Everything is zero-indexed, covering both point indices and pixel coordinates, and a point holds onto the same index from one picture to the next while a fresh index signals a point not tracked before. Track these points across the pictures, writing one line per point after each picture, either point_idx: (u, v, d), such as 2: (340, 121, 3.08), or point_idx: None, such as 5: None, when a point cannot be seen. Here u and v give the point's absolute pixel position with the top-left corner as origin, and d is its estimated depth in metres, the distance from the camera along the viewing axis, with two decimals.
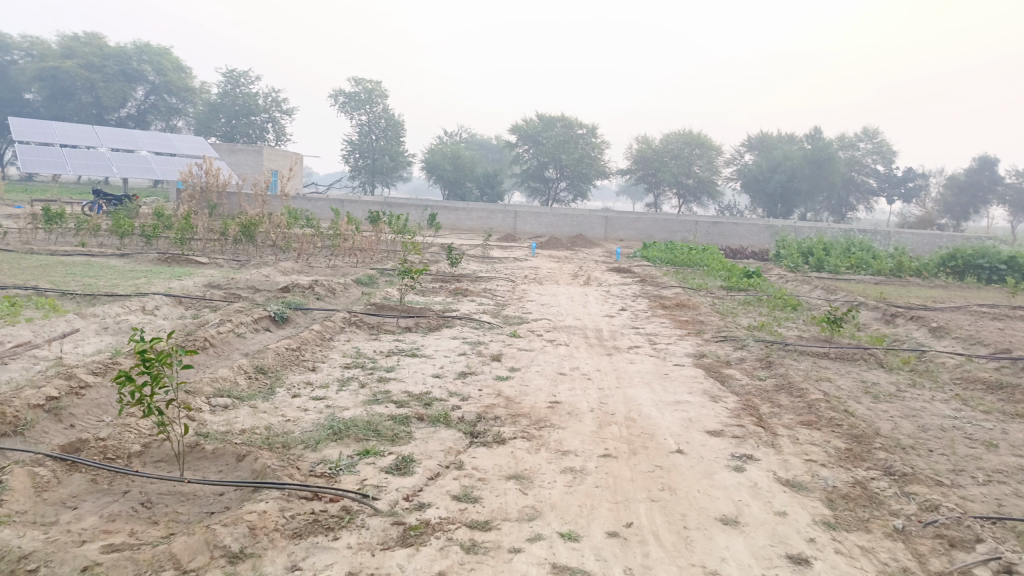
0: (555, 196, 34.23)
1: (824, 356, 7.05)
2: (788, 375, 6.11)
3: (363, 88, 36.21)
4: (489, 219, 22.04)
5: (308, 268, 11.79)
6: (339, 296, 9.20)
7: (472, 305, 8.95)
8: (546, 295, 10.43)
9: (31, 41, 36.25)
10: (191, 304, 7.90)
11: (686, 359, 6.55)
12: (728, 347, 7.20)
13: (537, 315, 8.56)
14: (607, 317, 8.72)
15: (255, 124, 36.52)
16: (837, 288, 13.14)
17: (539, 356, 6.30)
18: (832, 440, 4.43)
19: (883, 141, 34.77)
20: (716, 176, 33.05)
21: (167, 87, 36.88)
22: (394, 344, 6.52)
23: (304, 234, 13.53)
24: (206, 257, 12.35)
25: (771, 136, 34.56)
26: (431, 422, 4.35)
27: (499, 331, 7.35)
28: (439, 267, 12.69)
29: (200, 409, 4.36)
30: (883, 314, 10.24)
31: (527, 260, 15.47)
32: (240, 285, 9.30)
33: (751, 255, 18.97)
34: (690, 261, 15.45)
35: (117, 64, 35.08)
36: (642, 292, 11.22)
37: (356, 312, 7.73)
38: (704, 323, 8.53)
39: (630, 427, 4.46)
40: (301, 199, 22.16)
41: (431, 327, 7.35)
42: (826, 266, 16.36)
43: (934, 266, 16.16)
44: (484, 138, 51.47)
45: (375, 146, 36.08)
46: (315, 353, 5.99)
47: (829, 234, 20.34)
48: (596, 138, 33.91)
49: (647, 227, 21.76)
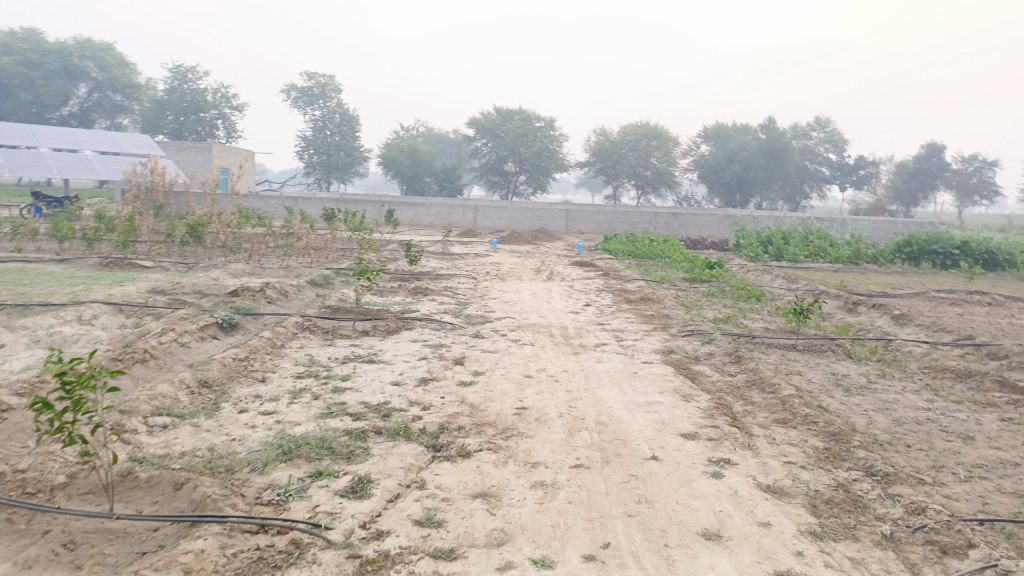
0: (514, 190, 33.99)
1: (792, 349, 6.94)
2: (758, 369, 5.97)
3: (316, 83, 35.44)
4: (448, 215, 21.70)
5: (261, 270, 11.33)
6: (293, 299, 8.81)
7: (432, 305, 8.65)
8: (509, 292, 10.17)
9: None
10: (132, 312, 7.46)
11: (654, 356, 6.36)
12: (696, 341, 7.04)
13: (499, 313, 8.30)
14: (572, 313, 8.50)
15: (205, 121, 35.49)
16: (798, 277, 13.16)
17: (503, 358, 6.04)
18: (810, 439, 4.27)
19: (835, 130, 35.29)
20: (673, 167, 33.20)
21: (111, 84, 35.60)
22: (350, 350, 6.20)
23: (255, 234, 13.04)
24: (151, 260, 11.81)
25: (727, 126, 34.82)
26: (389, 436, 4.06)
27: (460, 331, 7.07)
28: (397, 266, 12.34)
29: (136, 431, 4.00)
30: (845, 303, 10.24)
31: (488, 255, 15.20)
32: (186, 290, 8.84)
33: (711, 246, 19.00)
34: (651, 253, 15.35)
35: (57, 61, 33.72)
36: (605, 286, 11.05)
37: (310, 316, 7.37)
38: (670, 317, 8.37)
39: (602, 433, 4.24)
40: (253, 198, 21.49)
41: (389, 329, 7.03)
42: (785, 254, 16.44)
43: (890, 253, 16.35)
44: (441, 132, 50.91)
45: (331, 142, 35.38)
46: (265, 363, 5.64)
47: (787, 223, 20.50)
48: (554, 130, 33.73)
49: (607, 219, 21.65)
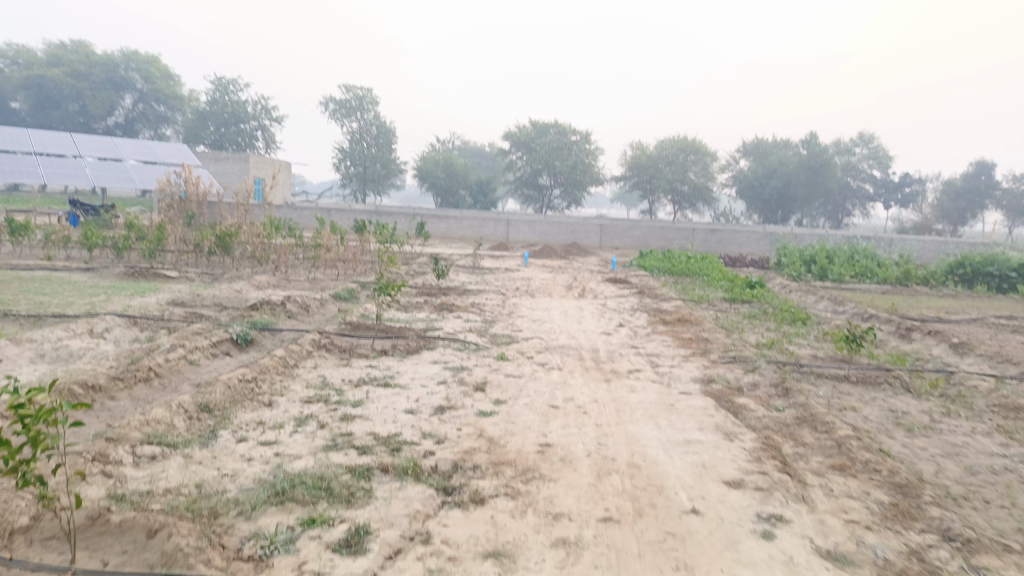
0: (548, 204, 33.62)
1: (845, 381, 6.39)
2: (808, 404, 5.43)
3: (354, 95, 35.55)
4: (480, 228, 21.38)
5: (286, 282, 11.08)
6: (313, 313, 8.50)
7: (456, 322, 8.26)
8: (538, 310, 9.74)
9: (16, 49, 35.47)
10: (147, 325, 7.19)
11: (692, 385, 5.86)
12: (738, 369, 6.52)
13: (527, 333, 7.87)
14: (603, 334, 8.02)
15: (245, 132, 35.86)
16: (844, 299, 12.51)
17: (528, 384, 5.60)
18: (873, 492, 3.76)
19: (879, 147, 34.20)
20: (711, 182, 32.52)
21: (155, 95, 36.20)
22: (366, 371, 5.82)
23: (283, 244, 12.83)
24: (177, 270, 11.64)
25: (766, 141, 34.02)
26: (396, 476, 3.65)
27: (484, 353, 6.65)
28: (425, 280, 12.00)
29: (120, 462, 3.65)
30: (897, 328, 9.60)
31: (519, 270, 14.78)
32: (206, 302, 8.59)
33: (750, 264, 18.36)
34: (688, 270, 14.82)
35: (104, 72, 34.38)
36: (640, 305, 10.57)
37: (328, 333, 7.03)
38: (709, 340, 7.85)
39: (634, 478, 3.78)
40: (285, 209, 21.42)
41: (409, 349, 6.63)
42: (829, 274, 15.73)
43: (941, 274, 15.57)
44: (476, 145, 50.78)
45: (367, 154, 35.44)
46: (275, 384, 5.29)
47: (831, 241, 19.73)
48: (590, 144, 33.30)
49: (642, 234, 21.10)
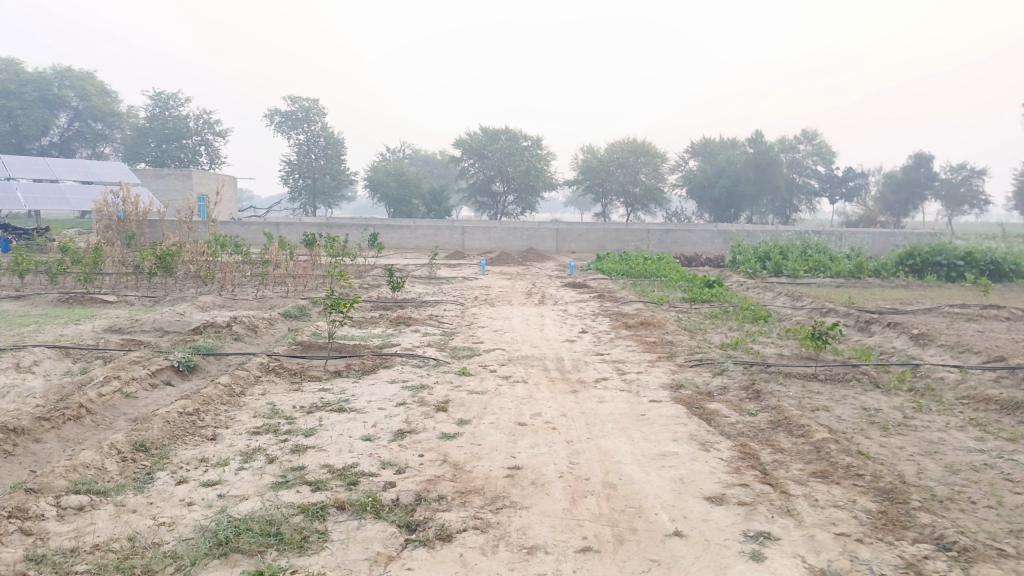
0: (502, 210, 33.41)
1: (814, 379, 6.28)
2: (781, 406, 5.28)
3: (300, 106, 34.83)
4: (434, 237, 21.03)
5: (233, 302, 10.60)
6: (262, 335, 8.08)
7: (414, 337, 7.93)
8: (498, 319, 9.47)
9: None
10: (80, 356, 6.69)
11: (662, 392, 5.66)
12: (706, 373, 6.35)
13: (488, 345, 7.59)
14: (566, 342, 7.80)
15: (187, 147, 34.81)
16: (802, 294, 12.54)
17: (492, 400, 5.33)
18: (859, 499, 3.58)
19: (822, 143, 34.89)
20: (662, 183, 32.75)
21: (92, 112, 34.90)
22: (319, 396, 5.46)
23: (228, 262, 12.31)
24: (115, 294, 11.04)
25: (714, 141, 34.44)
26: (354, 514, 3.34)
27: (444, 368, 6.35)
28: (379, 293, 11.64)
29: (41, 517, 3.25)
30: (857, 322, 9.59)
31: (476, 279, 14.50)
32: (145, 328, 8.09)
33: (706, 262, 18.41)
34: (646, 271, 14.74)
35: (36, 90, 32.97)
36: (601, 310, 10.38)
37: (277, 355, 6.65)
38: (674, 344, 7.69)
39: (611, 499, 3.53)
40: (232, 225, 20.73)
41: (365, 369, 6.29)
42: (784, 270, 15.82)
43: (892, 265, 15.79)
44: (427, 153, 50.38)
45: (316, 166, 34.76)
46: (220, 415, 4.92)
47: (784, 237, 19.91)
48: (541, 149, 33.24)
49: (598, 237, 21.02)
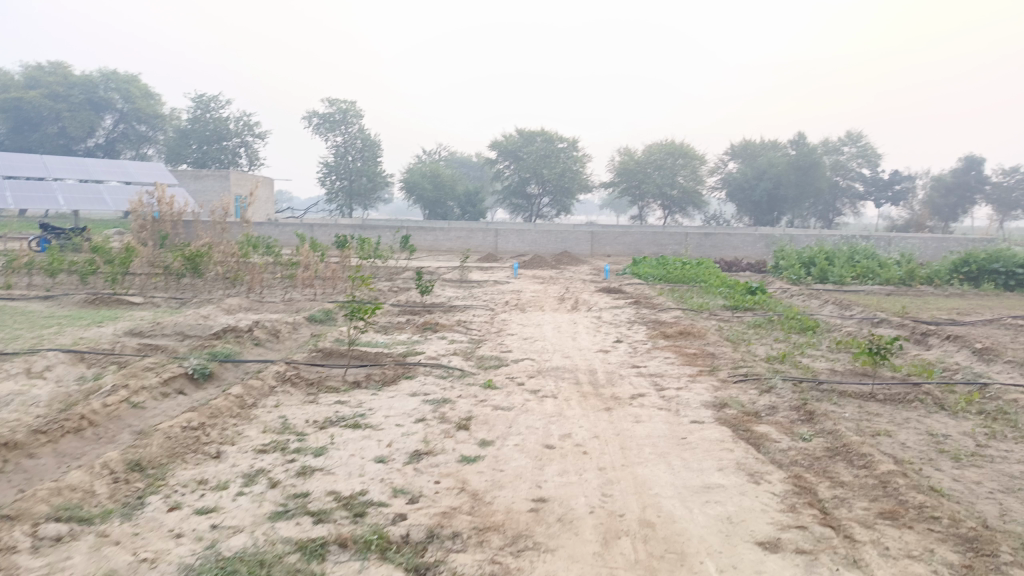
0: (538, 212, 33.00)
1: (872, 400, 5.74)
2: (838, 430, 4.77)
3: (338, 109, 34.86)
4: (467, 239, 20.71)
5: (259, 305, 10.37)
6: (284, 340, 7.80)
7: (440, 344, 7.57)
8: (529, 326, 9.06)
9: None
10: (95, 361, 6.46)
11: (704, 412, 5.19)
12: (752, 391, 5.86)
13: (517, 354, 7.19)
14: (600, 352, 7.36)
15: (227, 149, 35.12)
16: (851, 303, 11.88)
17: (519, 417, 4.92)
18: (937, 549, 3.09)
19: (868, 144, 33.73)
20: (700, 186, 32.02)
21: (136, 114, 35.48)
22: (334, 409, 5.11)
23: (257, 263, 12.10)
24: (144, 295, 10.90)
25: (754, 142, 33.55)
26: (357, 552, 2.97)
27: (470, 381, 5.97)
28: (408, 297, 11.33)
29: (13, 549, 2.95)
30: (913, 334, 8.94)
31: (508, 283, 14.10)
32: (165, 331, 7.87)
33: (747, 267, 17.76)
34: (684, 276, 14.20)
35: (83, 93, 33.60)
36: (638, 317, 9.92)
37: (295, 363, 6.34)
38: (716, 356, 7.20)
39: (648, 543, 3.10)
40: (265, 226, 20.67)
41: (385, 379, 5.93)
42: (830, 276, 15.12)
43: (946, 272, 14.99)
44: (463, 155, 50.30)
45: (352, 168, 34.79)
46: (227, 430, 4.60)
47: (830, 242, 19.14)
48: (577, 151, 32.77)
49: (635, 240, 20.49)
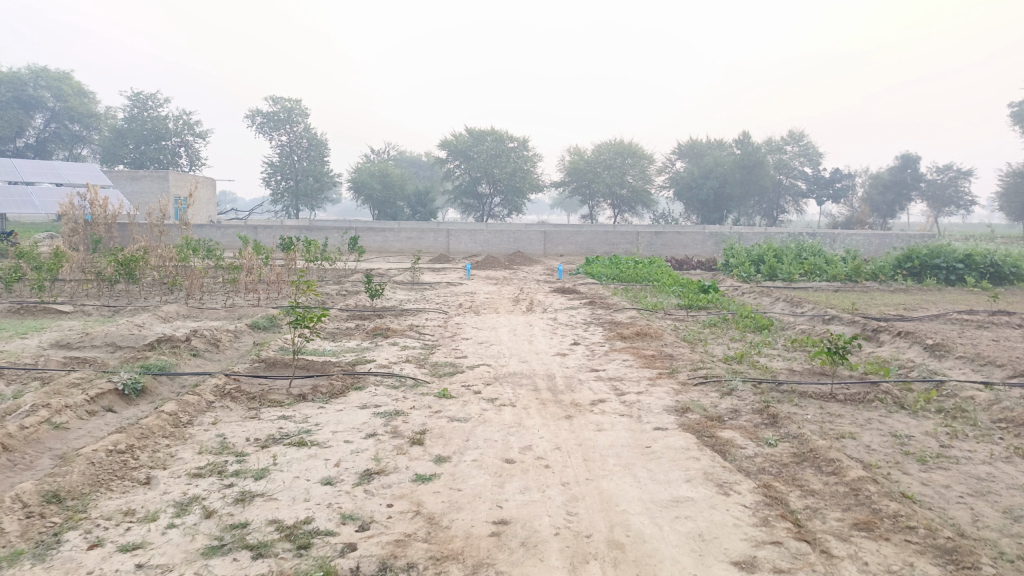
0: (489, 212, 32.77)
1: (833, 400, 5.67)
2: (803, 434, 4.66)
3: (283, 107, 33.95)
4: (418, 240, 20.33)
5: (199, 312, 9.85)
6: (225, 350, 7.38)
7: (391, 351, 7.26)
8: (483, 330, 8.81)
9: None
10: (15, 377, 5.94)
11: (667, 418, 5.03)
12: (713, 394, 5.73)
13: (473, 360, 6.93)
14: (558, 356, 7.16)
15: (166, 148, 33.88)
16: (801, 300, 11.98)
17: (476, 429, 4.67)
18: (917, 563, 2.97)
19: (810, 143, 34.47)
20: (649, 185, 32.26)
21: (69, 113, 33.93)
22: (278, 426, 4.77)
23: (196, 268, 11.54)
24: (73, 303, 10.26)
25: (701, 142, 33.96)
26: None
27: (423, 390, 5.69)
28: (358, 301, 10.96)
29: None
30: (864, 331, 9.00)
31: (461, 284, 13.81)
32: (94, 343, 7.35)
33: (697, 266, 17.86)
34: (637, 275, 14.15)
35: (10, 90, 31.95)
36: (593, 318, 9.78)
37: (237, 375, 5.97)
38: (675, 357, 7.08)
39: (619, 567, 2.90)
40: (207, 228, 19.91)
41: (333, 391, 5.61)
42: (779, 273, 15.25)
43: (890, 268, 15.29)
44: (412, 155, 49.76)
45: (298, 168, 33.97)
46: (158, 453, 4.22)
47: (777, 240, 19.40)
48: (527, 150, 32.64)
49: (587, 240, 20.42)
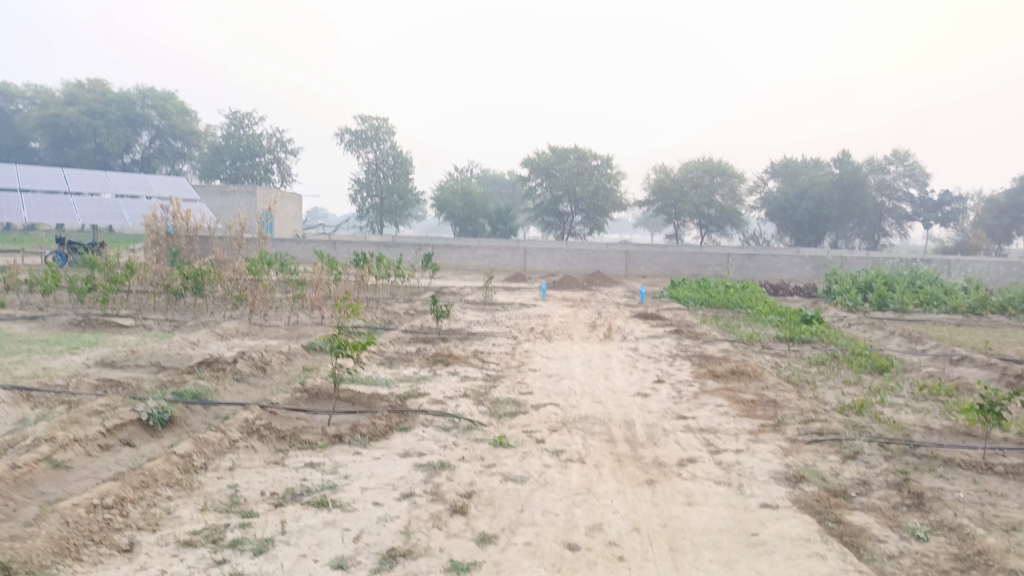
0: (570, 231, 31.88)
1: (990, 472, 4.48)
2: (965, 526, 3.53)
3: (370, 125, 34.21)
4: (495, 257, 19.65)
5: (258, 330, 9.35)
6: (273, 374, 6.77)
7: (449, 382, 6.46)
8: (554, 360, 7.90)
9: (35, 89, 34.80)
10: (42, 400, 5.44)
11: (777, 490, 4.00)
12: (833, 457, 4.64)
13: (539, 398, 6.04)
14: (639, 397, 6.18)
15: (259, 165, 34.68)
16: (921, 335, 10.49)
17: (534, 496, 3.78)
18: None
19: (915, 163, 31.89)
20: (739, 205, 30.67)
21: (172, 131, 35.13)
22: (301, 477, 4.03)
23: (263, 283, 11.12)
24: (137, 317, 9.94)
25: (796, 161, 32.03)
26: None
27: (478, 436, 4.84)
28: (424, 322, 10.27)
29: None
30: (1005, 376, 7.55)
31: (536, 306, 12.96)
32: (139, 362, 6.87)
33: (795, 292, 16.39)
34: (729, 301, 12.94)
35: (120, 109, 33.47)
36: (680, 350, 8.73)
37: (273, 407, 5.31)
38: (780, 404, 5.97)
39: None
40: (285, 243, 19.83)
41: (374, 433, 4.84)
42: (890, 303, 13.67)
43: (1022, 300, 13.45)
44: (495, 173, 49.68)
45: (384, 185, 34.15)
46: (153, 509, 3.54)
47: (887, 265, 17.63)
48: (611, 168, 31.60)
49: (672, 261, 19.22)
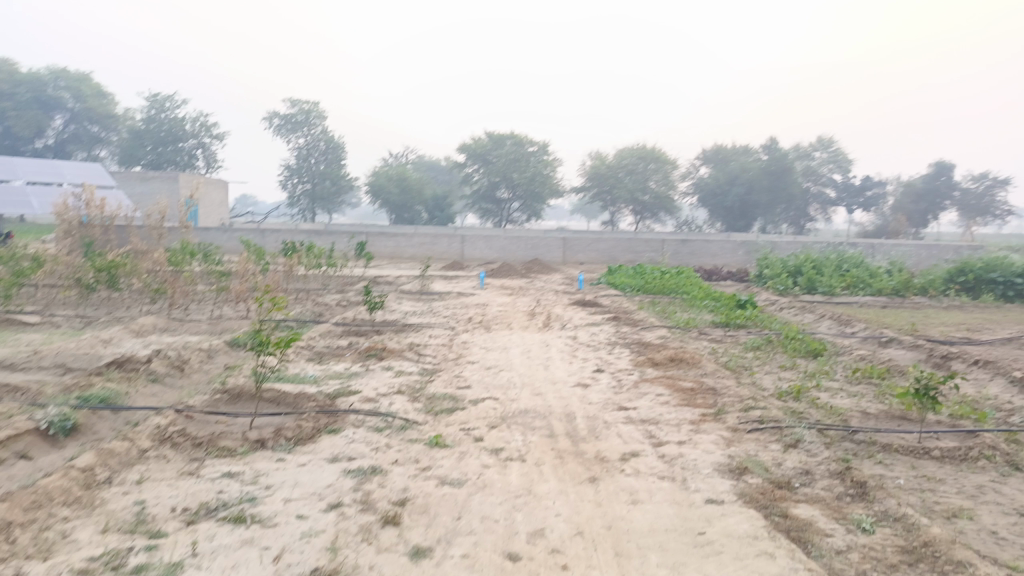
0: (507, 217, 31.66)
1: (926, 457, 4.49)
2: (908, 516, 3.49)
3: (300, 110, 33.11)
4: (431, 245, 19.28)
5: (178, 326, 8.82)
6: (192, 374, 6.34)
7: (382, 378, 6.17)
8: (492, 351, 7.69)
9: None
10: None
11: (722, 484, 3.90)
12: (774, 446, 4.58)
13: (477, 392, 5.82)
14: (579, 388, 6.03)
15: (183, 151, 33.15)
16: (850, 317, 10.72)
17: (472, 500, 3.56)
18: None
19: (839, 150, 32.89)
20: (673, 191, 31.09)
21: (88, 115, 33.18)
22: (218, 488, 3.70)
23: (185, 274, 10.52)
24: (44, 313, 9.24)
25: (727, 147, 32.61)
26: None
27: (412, 436, 4.58)
28: (357, 313, 9.91)
29: None
30: (931, 358, 7.72)
31: (473, 294, 12.74)
32: (42, 363, 6.33)
33: (729, 276, 16.63)
34: (665, 287, 12.97)
35: (30, 91, 31.33)
36: (619, 337, 8.65)
37: (190, 411, 4.91)
38: (720, 391, 5.92)
39: None
40: (211, 232, 18.97)
41: (301, 436, 4.52)
42: (819, 287, 13.98)
43: (942, 282, 13.94)
44: (431, 158, 48.99)
45: (315, 171, 33.16)
46: (46, 533, 3.16)
47: (815, 249, 18.09)
48: (548, 155, 31.48)
49: (609, 247, 19.24)
